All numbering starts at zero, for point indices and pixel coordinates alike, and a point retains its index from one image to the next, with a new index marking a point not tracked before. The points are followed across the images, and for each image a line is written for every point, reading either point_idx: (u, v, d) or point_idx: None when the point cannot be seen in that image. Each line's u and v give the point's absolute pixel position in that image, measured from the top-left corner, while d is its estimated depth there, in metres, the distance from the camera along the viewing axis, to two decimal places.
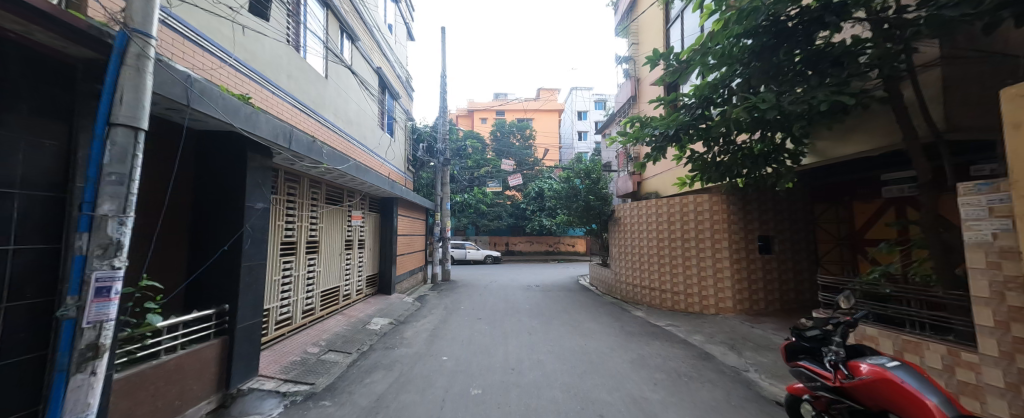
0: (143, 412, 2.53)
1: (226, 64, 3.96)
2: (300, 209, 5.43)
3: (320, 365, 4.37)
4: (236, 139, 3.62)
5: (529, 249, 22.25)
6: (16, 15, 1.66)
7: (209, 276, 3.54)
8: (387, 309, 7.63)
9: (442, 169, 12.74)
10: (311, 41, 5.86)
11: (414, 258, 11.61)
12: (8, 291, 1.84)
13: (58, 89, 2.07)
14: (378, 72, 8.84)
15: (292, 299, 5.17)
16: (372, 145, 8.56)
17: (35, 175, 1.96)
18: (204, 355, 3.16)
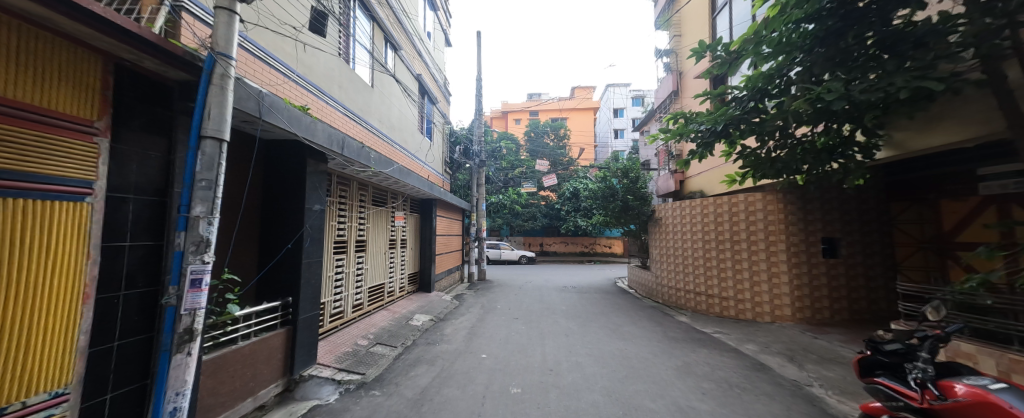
0: (223, 391, 2.87)
1: (289, 78, 4.35)
2: (350, 210, 5.83)
3: (369, 357, 4.68)
4: (298, 147, 3.98)
5: (564, 249, 21.98)
6: (128, 45, 1.98)
7: (276, 272, 3.91)
8: (427, 306, 7.94)
9: (477, 171, 12.98)
10: (359, 53, 6.27)
11: (452, 257, 11.95)
12: (125, 280, 2.17)
13: (160, 107, 2.39)
14: (418, 78, 9.23)
15: (344, 294, 5.54)
16: (413, 149, 8.94)
17: (144, 181, 2.29)
18: (273, 343, 3.50)
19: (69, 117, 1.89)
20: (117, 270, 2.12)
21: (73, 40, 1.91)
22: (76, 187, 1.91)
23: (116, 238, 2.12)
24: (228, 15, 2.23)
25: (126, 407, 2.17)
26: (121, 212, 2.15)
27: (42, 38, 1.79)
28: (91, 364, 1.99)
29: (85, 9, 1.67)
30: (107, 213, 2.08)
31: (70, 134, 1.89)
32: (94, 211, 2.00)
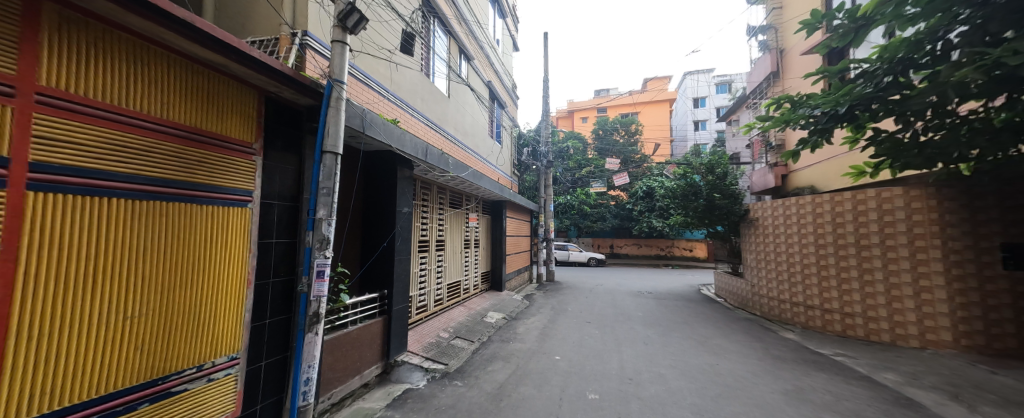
0: (338, 367, 3.37)
1: (383, 95, 4.88)
2: (431, 212, 6.32)
3: (450, 349, 5.03)
4: (391, 157, 4.48)
5: (637, 252, 20.66)
6: (274, 80, 2.45)
7: (374, 267, 4.42)
8: (499, 305, 8.21)
9: (545, 171, 12.98)
10: (438, 66, 6.74)
11: (521, 258, 12.15)
12: (273, 270, 2.69)
13: (293, 129, 2.89)
14: (489, 85, 9.59)
15: (427, 289, 6.01)
16: (484, 153, 9.32)
17: (284, 189, 2.79)
18: (374, 329, 3.97)
19: (237, 140, 2.42)
20: (267, 262, 2.62)
21: (239, 80, 2.43)
22: (241, 195, 2.43)
23: (266, 235, 2.63)
24: (342, 47, 2.62)
25: (274, 373, 2.67)
26: (269, 215, 2.66)
27: (221, 80, 2.33)
28: (252, 337, 2.51)
29: (245, 53, 2.12)
30: (261, 216, 2.59)
31: (237, 154, 2.42)
32: (253, 214, 2.52)
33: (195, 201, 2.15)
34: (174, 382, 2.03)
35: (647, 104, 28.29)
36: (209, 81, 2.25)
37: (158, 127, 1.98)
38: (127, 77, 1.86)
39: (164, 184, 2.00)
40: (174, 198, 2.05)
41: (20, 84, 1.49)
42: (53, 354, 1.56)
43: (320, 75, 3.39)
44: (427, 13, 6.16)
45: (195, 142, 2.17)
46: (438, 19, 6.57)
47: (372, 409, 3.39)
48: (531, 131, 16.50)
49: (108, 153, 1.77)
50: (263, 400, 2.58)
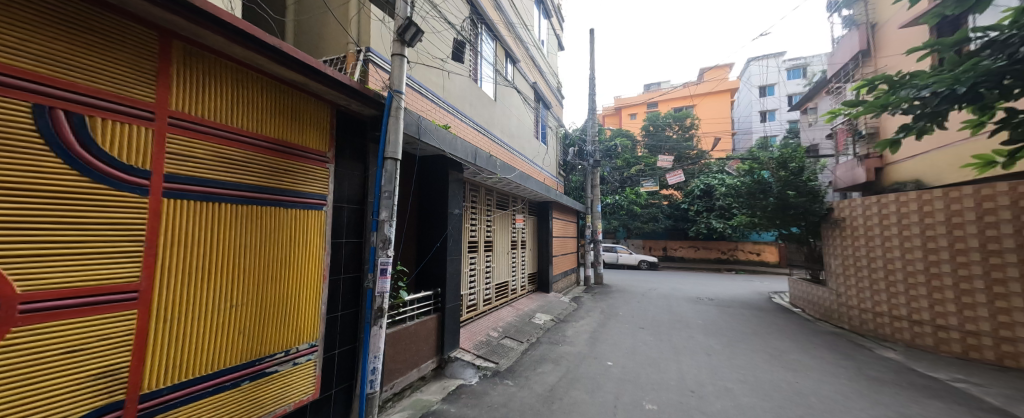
0: (398, 360, 3.59)
1: (435, 102, 5.09)
2: (480, 213, 6.47)
3: (501, 348, 5.12)
4: (443, 161, 4.68)
5: (693, 255, 19.32)
6: (344, 94, 2.69)
7: (428, 266, 4.64)
8: (547, 306, 8.17)
9: (592, 171, 12.65)
10: (485, 70, 6.89)
11: (568, 259, 11.97)
12: (343, 267, 2.93)
13: (359, 138, 3.13)
14: (534, 86, 9.60)
15: (477, 289, 6.16)
16: (529, 155, 9.35)
17: (352, 193, 3.04)
18: (429, 325, 4.17)
19: (314, 150, 2.69)
20: (338, 260, 2.88)
21: (316, 96, 2.70)
22: (319, 199, 2.70)
23: (338, 236, 2.88)
24: (401, 59, 2.79)
25: (346, 361, 2.92)
26: (340, 217, 2.91)
27: (302, 97, 2.60)
28: (328, 327, 2.76)
29: (320, 71, 2.36)
30: (333, 219, 2.85)
31: (314, 163, 2.68)
32: (327, 216, 2.78)
33: (282, 206, 2.43)
34: (268, 364, 2.31)
35: (705, 96, 26.31)
36: (293, 98, 2.53)
37: (253, 141, 2.27)
38: (231, 99, 2.16)
39: (258, 190, 2.28)
40: (266, 203, 2.33)
41: (157, 110, 1.82)
42: (179, 333, 1.88)
43: (382, 88, 3.65)
44: (475, 20, 6.33)
45: (282, 153, 2.45)
46: (486, 25, 6.72)
47: (429, 402, 3.58)
48: (577, 130, 16.19)
49: (218, 165, 2.08)
50: (336, 385, 2.83)
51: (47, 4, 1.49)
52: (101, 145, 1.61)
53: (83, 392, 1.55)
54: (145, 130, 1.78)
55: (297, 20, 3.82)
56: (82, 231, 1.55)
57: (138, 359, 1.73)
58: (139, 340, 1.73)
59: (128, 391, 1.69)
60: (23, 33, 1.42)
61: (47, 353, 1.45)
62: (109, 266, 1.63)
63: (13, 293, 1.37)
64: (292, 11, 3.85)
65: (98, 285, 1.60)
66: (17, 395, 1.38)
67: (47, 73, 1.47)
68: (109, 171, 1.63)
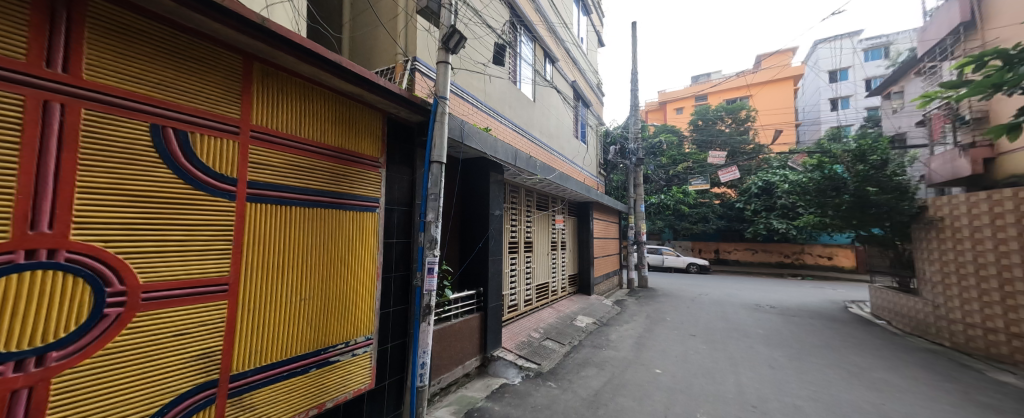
0: (443, 355, 3.71)
1: (476, 106, 5.19)
2: (520, 214, 6.49)
3: (542, 350, 5.11)
4: (485, 163, 4.77)
5: (750, 258, 17.83)
6: (393, 102, 2.84)
7: (471, 266, 4.74)
8: (588, 309, 7.99)
9: (635, 169, 12.17)
10: (524, 72, 6.91)
11: (610, 261, 11.61)
12: (394, 266, 3.10)
13: (407, 143, 3.29)
14: (574, 85, 9.46)
15: (518, 290, 6.18)
16: (569, 154, 9.23)
17: (401, 196, 3.21)
18: (472, 324, 4.26)
19: (368, 156, 2.88)
20: (389, 259, 3.04)
21: (370, 106, 2.88)
22: (372, 202, 2.88)
23: (389, 236, 3.05)
24: (445, 67, 2.89)
25: (397, 354, 3.08)
26: (391, 219, 3.08)
27: (357, 108, 2.79)
28: (381, 322, 2.94)
29: (373, 82, 2.52)
30: (385, 220, 3.02)
31: (369, 169, 2.87)
32: (380, 218, 2.96)
33: (341, 208, 2.62)
34: (332, 353, 2.51)
35: (762, 85, 24.21)
36: (350, 108, 2.73)
37: (317, 149, 2.48)
38: (298, 112, 2.37)
39: (321, 194, 2.49)
40: (328, 206, 2.53)
41: (241, 125, 2.06)
42: (259, 322, 2.10)
43: (427, 95, 3.82)
44: (515, 22, 6.38)
45: (341, 160, 2.65)
46: (525, 26, 6.75)
47: (474, 398, 3.67)
48: (618, 128, 15.67)
49: (289, 172, 2.30)
50: (390, 376, 2.99)
51: (159, 38, 1.74)
52: (199, 157, 1.86)
53: (187, 371, 1.80)
54: (232, 143, 2.02)
55: (351, 36, 4.10)
56: (185, 231, 1.80)
57: (228, 344, 1.96)
58: (228, 328, 1.96)
59: (221, 371, 1.93)
60: (142, 64, 1.67)
61: (160, 334, 1.71)
62: (204, 263, 1.88)
63: (137, 283, 1.63)
64: (347, 28, 4.11)
65: (196, 277, 1.85)
66: (139, 370, 1.63)
67: (159, 96, 1.73)
68: (205, 179, 1.88)
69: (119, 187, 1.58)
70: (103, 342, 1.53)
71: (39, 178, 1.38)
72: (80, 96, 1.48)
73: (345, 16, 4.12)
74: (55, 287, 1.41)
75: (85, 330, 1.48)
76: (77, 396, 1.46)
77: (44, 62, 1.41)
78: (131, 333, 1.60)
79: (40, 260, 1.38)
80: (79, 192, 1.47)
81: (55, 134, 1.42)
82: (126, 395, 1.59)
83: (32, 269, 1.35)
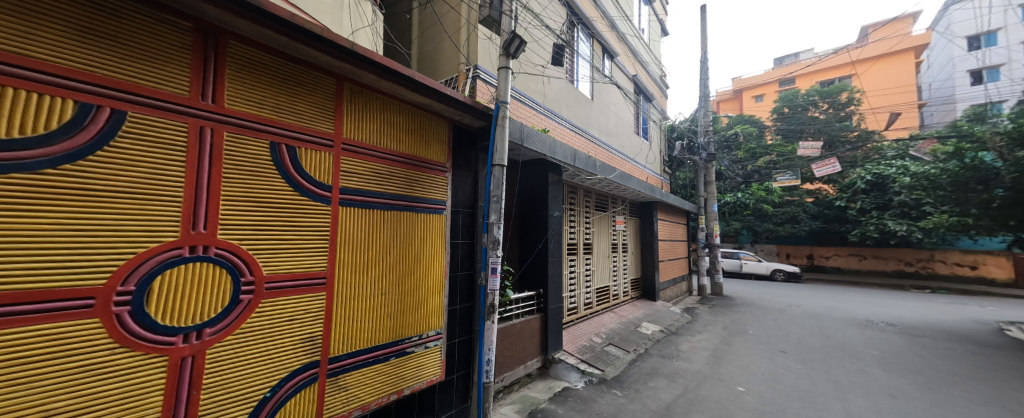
0: (505, 354, 3.79)
1: (534, 108, 5.21)
2: (578, 215, 6.35)
3: (606, 355, 4.94)
4: (543, 164, 4.77)
5: (856, 265, 15.21)
6: (458, 109, 2.99)
7: (531, 267, 4.76)
8: (654, 316, 7.52)
9: (706, 166, 11.16)
10: (582, 70, 6.77)
11: (678, 265, 10.79)
12: (460, 265, 3.25)
13: (470, 148, 3.42)
14: (635, 79, 9.01)
15: (577, 292, 6.05)
16: (630, 152, 8.80)
17: (466, 198, 3.35)
18: (533, 325, 4.27)
19: (437, 162, 3.06)
20: (455, 259, 3.19)
21: (437, 114, 3.07)
22: (440, 204, 3.06)
23: (455, 236, 3.20)
24: (506, 72, 2.96)
25: (464, 350, 3.22)
26: (457, 220, 3.24)
27: (426, 117, 2.99)
28: (449, 319, 3.10)
29: (440, 92, 2.70)
30: (451, 222, 3.19)
31: (438, 173, 3.07)
32: (447, 220, 3.13)
33: (413, 211, 2.83)
34: (407, 345, 2.72)
35: (869, 61, 20.56)
36: (421, 118, 2.94)
37: (394, 157, 2.71)
38: (379, 125, 2.62)
39: (397, 198, 2.71)
40: (403, 209, 2.75)
41: (335, 138, 2.34)
42: (349, 314, 2.36)
43: (488, 101, 3.97)
44: (572, 21, 6.27)
45: (414, 166, 2.86)
46: (583, 24, 6.62)
47: (537, 399, 3.69)
48: (686, 121, 14.51)
49: (372, 179, 2.55)
50: (457, 370, 3.14)
51: (276, 68, 2.06)
52: (304, 168, 2.17)
53: (297, 352, 2.09)
54: (329, 154, 2.30)
55: (419, 51, 4.39)
56: (295, 231, 2.11)
57: (327, 331, 2.23)
58: (327, 317, 2.24)
59: (321, 355, 2.20)
60: (264, 91, 2.00)
61: (278, 319, 2.02)
62: (308, 259, 2.16)
63: (261, 274, 1.96)
64: (415, 44, 4.43)
65: (303, 271, 2.14)
66: (263, 348, 1.95)
67: (275, 117, 2.04)
68: (308, 187, 2.18)
69: (249, 195, 1.92)
70: (240, 322, 1.86)
71: (198, 188, 1.73)
72: (222, 121, 1.82)
73: (414, 33, 4.44)
74: (207, 276, 1.75)
75: (227, 313, 1.82)
76: (223, 367, 1.79)
77: (198, 95, 1.75)
78: (257, 316, 1.93)
79: (197, 254, 1.72)
80: (223, 200, 1.82)
81: (208, 153, 1.77)
82: (255, 369, 1.91)
83: (192, 261, 1.70)
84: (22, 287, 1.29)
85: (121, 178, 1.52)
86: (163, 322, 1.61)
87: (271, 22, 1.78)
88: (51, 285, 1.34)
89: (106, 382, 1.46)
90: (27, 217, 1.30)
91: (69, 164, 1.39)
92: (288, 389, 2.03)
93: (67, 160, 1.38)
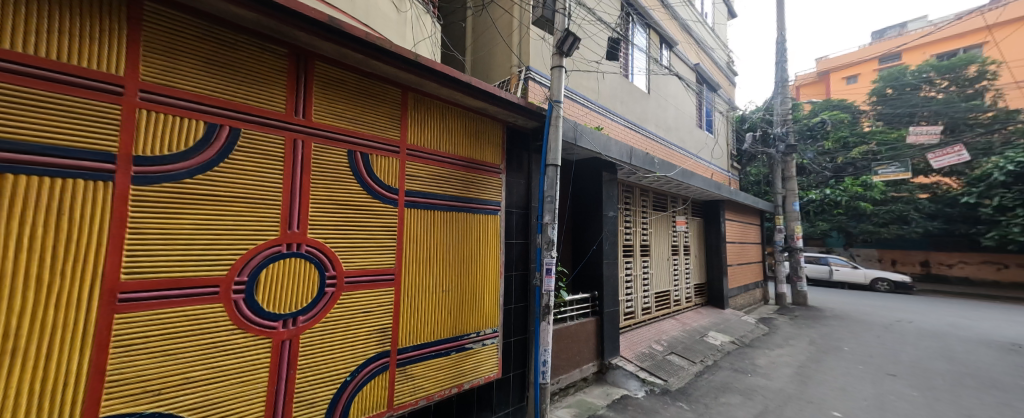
0: (560, 357, 3.74)
1: (587, 107, 5.08)
2: (634, 215, 6.05)
3: (668, 365, 4.64)
4: (597, 163, 4.63)
5: (992, 276, 12.43)
6: (512, 111, 3.04)
7: (585, 268, 4.65)
8: (723, 325, 6.88)
9: (784, 159, 9.94)
10: (638, 62, 6.44)
11: (750, 271, 9.75)
12: (514, 265, 3.29)
13: (523, 149, 3.45)
14: (697, 68, 8.35)
15: (634, 297, 5.76)
16: (692, 148, 8.16)
17: (519, 199, 3.38)
18: (588, 328, 4.17)
19: (491, 164, 3.14)
20: (510, 259, 3.23)
21: (492, 117, 3.14)
22: (495, 206, 3.13)
23: (509, 237, 3.25)
24: (560, 71, 2.93)
25: (519, 349, 3.25)
26: (511, 220, 3.28)
27: (481, 120, 3.07)
28: (504, 318, 3.15)
29: (495, 96, 2.77)
30: (506, 222, 3.24)
31: (494, 175, 3.15)
32: (502, 220, 3.19)
33: (470, 212, 2.93)
34: (466, 341, 2.82)
35: (1010, 25, 16.65)
36: (477, 122, 3.03)
37: (452, 160, 2.83)
38: (439, 130, 2.76)
39: (455, 199, 2.83)
40: (460, 210, 2.86)
41: (401, 145, 2.51)
42: (414, 309, 2.51)
43: (540, 101, 3.98)
44: (626, 12, 5.99)
45: (471, 168, 2.97)
46: (638, 14, 6.30)
47: (594, 405, 3.61)
48: (758, 110, 13.07)
49: (433, 181, 2.70)
50: (513, 369, 3.18)
51: (352, 82, 2.27)
52: (376, 173, 2.37)
53: (372, 341, 2.28)
54: (396, 159, 2.49)
55: (472, 57, 4.54)
56: (368, 230, 2.31)
57: (395, 324, 2.40)
58: (396, 310, 2.41)
59: (391, 346, 2.37)
60: (342, 104, 2.21)
61: (355, 310, 2.22)
62: (379, 256, 2.35)
63: (342, 268, 2.17)
64: (469, 50, 4.58)
65: (375, 267, 2.33)
66: (344, 336, 2.15)
67: (351, 128, 2.25)
68: (378, 190, 2.37)
69: (332, 198, 2.14)
70: (326, 311, 2.09)
71: (292, 193, 1.98)
72: (310, 133, 2.06)
73: (467, 40, 4.59)
74: (299, 269, 1.99)
75: (316, 303, 2.05)
76: (313, 351, 2.02)
77: (291, 111, 2.00)
78: (338, 307, 2.14)
79: (292, 250, 1.97)
80: (312, 202, 2.06)
81: (299, 162, 2.01)
82: (338, 354, 2.12)
83: (289, 256, 1.95)
84: (166, 275, 1.59)
85: (235, 185, 1.79)
86: (268, 309, 1.87)
87: (349, 42, 1.98)
88: (189, 274, 1.64)
89: (228, 357, 1.74)
90: (171, 217, 1.60)
91: (202, 175, 1.69)
92: (365, 375, 2.23)
93: (200, 171, 1.68)
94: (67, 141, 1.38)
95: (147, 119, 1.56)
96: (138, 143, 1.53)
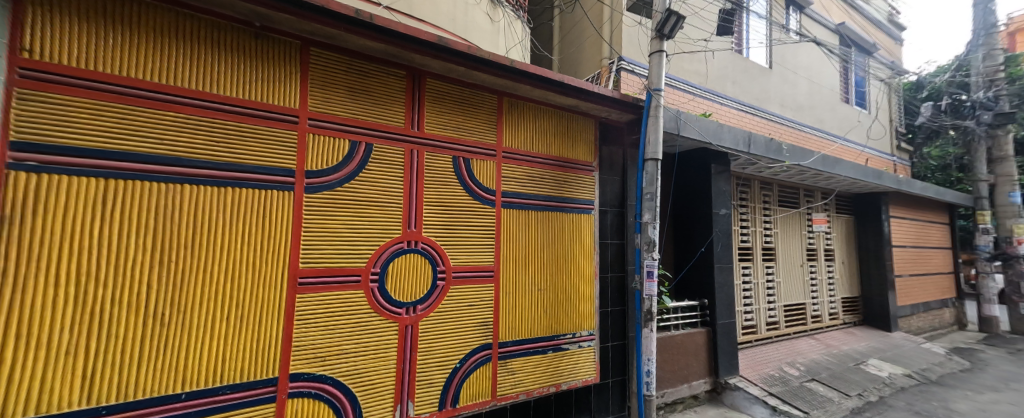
0: (665, 369, 3.43)
1: (692, 94, 4.55)
2: (754, 213, 5.17)
3: (808, 394, 3.82)
4: (705, 154, 4.12)
5: None
6: (606, 105, 2.92)
7: (692, 273, 4.17)
8: (891, 353, 5.35)
9: (992, 134, 7.25)
10: (755, 34, 5.50)
11: (933, 284, 7.38)
12: (610, 267, 3.15)
13: (618, 145, 3.27)
14: (842, 29, 6.70)
15: (754, 309, 4.93)
16: (836, 128, 6.58)
17: (614, 198, 3.22)
18: (697, 340, 3.73)
19: (584, 161, 3.07)
20: (605, 261, 3.11)
21: (584, 113, 3.07)
22: (589, 205, 3.05)
23: (604, 237, 3.13)
24: (659, 56, 2.70)
25: (617, 356, 3.09)
26: (605, 219, 3.15)
27: (573, 118, 3.03)
28: (601, 321, 3.04)
29: (588, 91, 2.71)
30: (600, 222, 3.12)
31: (588, 173, 3.07)
32: (596, 220, 3.09)
33: (564, 211, 2.92)
34: (563, 341, 2.82)
35: None
36: (568, 120, 3.01)
37: (545, 160, 2.87)
38: (532, 130, 2.83)
39: (549, 199, 2.85)
40: (554, 209, 2.87)
41: (498, 148, 2.65)
42: (511, 306, 2.62)
43: (635, 92, 3.74)
44: None
45: (564, 167, 2.96)
46: None
47: None
48: (943, 72, 9.84)
49: (527, 181, 2.77)
50: (611, 375, 3.05)
51: (455, 93, 2.49)
52: (476, 176, 2.55)
53: (475, 333, 2.46)
54: (494, 162, 2.64)
55: (561, 55, 4.50)
56: (470, 229, 2.49)
57: (496, 318, 2.54)
58: (496, 305, 2.54)
59: (493, 339, 2.51)
60: (448, 115, 2.45)
61: (461, 304, 2.42)
62: (481, 254, 2.52)
63: (449, 264, 2.40)
64: (558, 49, 4.56)
65: (477, 264, 2.50)
66: (453, 327, 2.37)
67: (455, 135, 2.47)
68: (478, 192, 2.54)
69: (440, 200, 2.38)
70: (438, 303, 2.33)
71: (410, 197, 2.27)
72: (423, 143, 2.33)
73: (555, 39, 4.58)
74: (415, 264, 2.26)
75: (429, 294, 2.30)
76: (428, 337, 2.28)
77: (408, 125, 2.29)
78: (448, 300, 2.37)
79: (411, 247, 2.26)
80: (425, 205, 2.33)
81: (415, 169, 2.29)
82: (448, 342, 2.34)
83: (408, 252, 2.24)
84: (325, 264, 1.97)
85: (370, 191, 2.13)
86: (395, 297, 2.18)
87: (453, 57, 2.17)
88: (339, 264, 2.01)
89: (368, 336, 2.08)
90: (327, 219, 1.99)
91: (347, 184, 2.06)
92: (471, 364, 2.41)
93: (347, 181, 2.06)
94: (267, 161, 1.84)
95: (312, 141, 1.98)
96: (307, 160, 1.95)
